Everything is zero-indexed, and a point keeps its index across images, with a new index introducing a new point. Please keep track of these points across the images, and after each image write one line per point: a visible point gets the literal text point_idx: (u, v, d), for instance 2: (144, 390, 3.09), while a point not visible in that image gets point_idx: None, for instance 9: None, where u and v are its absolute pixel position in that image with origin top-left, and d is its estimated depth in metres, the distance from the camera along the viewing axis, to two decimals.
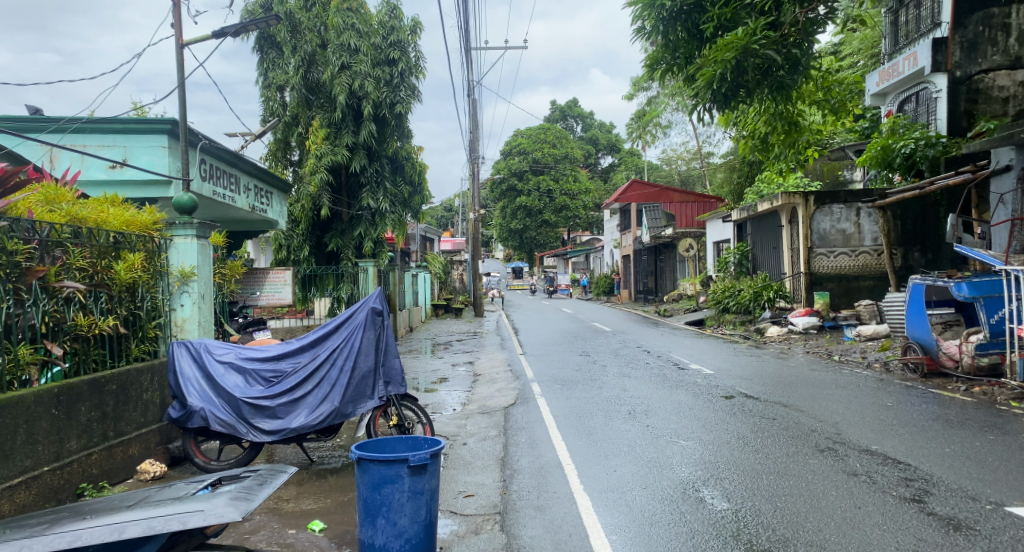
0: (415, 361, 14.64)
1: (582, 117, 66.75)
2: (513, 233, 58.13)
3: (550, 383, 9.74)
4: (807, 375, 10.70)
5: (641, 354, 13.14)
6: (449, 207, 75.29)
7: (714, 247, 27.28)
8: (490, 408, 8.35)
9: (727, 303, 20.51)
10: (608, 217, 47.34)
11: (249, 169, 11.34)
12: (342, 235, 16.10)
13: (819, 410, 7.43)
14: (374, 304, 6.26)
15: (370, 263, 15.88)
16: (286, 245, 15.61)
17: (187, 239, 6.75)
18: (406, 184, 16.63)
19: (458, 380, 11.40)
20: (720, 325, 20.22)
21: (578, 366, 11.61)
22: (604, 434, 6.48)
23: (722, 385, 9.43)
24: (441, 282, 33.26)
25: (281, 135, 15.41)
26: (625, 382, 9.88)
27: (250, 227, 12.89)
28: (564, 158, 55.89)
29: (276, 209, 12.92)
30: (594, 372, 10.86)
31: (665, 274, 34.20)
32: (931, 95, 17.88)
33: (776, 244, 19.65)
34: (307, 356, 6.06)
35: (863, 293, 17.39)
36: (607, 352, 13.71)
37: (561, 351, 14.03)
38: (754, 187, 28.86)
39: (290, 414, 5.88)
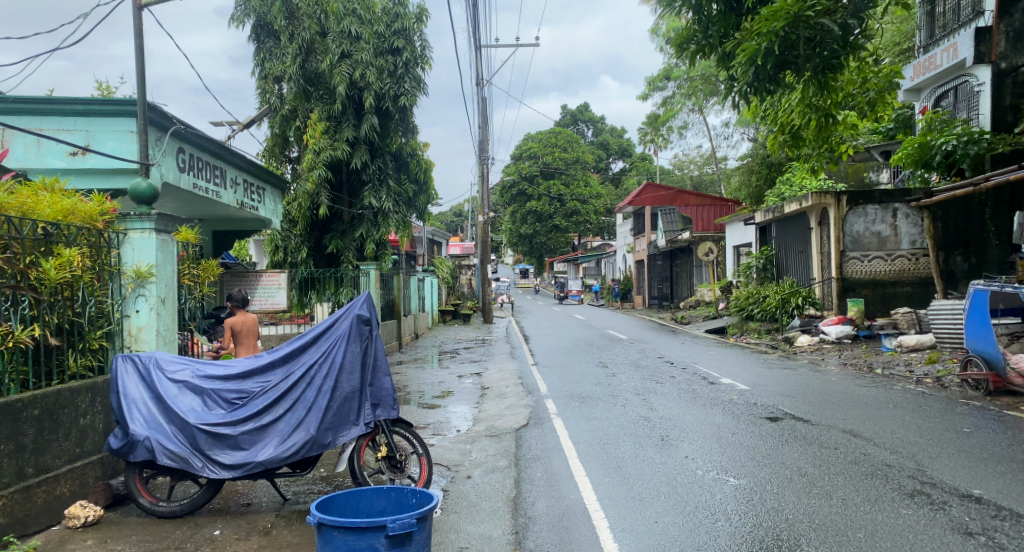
0: (419, 372, 13.60)
1: (593, 122, 65.88)
2: (523, 238, 57.08)
3: (567, 400, 8.66)
4: (853, 392, 9.57)
5: (665, 366, 12.04)
6: (459, 213, 74.49)
7: (734, 251, 26.11)
8: (499, 431, 7.29)
9: (751, 310, 19.37)
10: (621, 221, 46.23)
11: (238, 164, 10.38)
12: (342, 236, 15.11)
13: (886, 436, 6.31)
14: (361, 311, 5.22)
15: (372, 266, 14.90)
16: (282, 246, 14.64)
17: (145, 234, 5.72)
18: (411, 183, 15.60)
19: (464, 395, 10.34)
20: (744, 333, 19.07)
21: (597, 379, 10.52)
22: (636, 469, 5.40)
23: (762, 403, 8.32)
24: (449, 287, 32.24)
25: (278, 129, 14.43)
26: (652, 399, 8.79)
27: (242, 226, 11.95)
28: (575, 161, 54.86)
29: (268, 206, 11.94)
30: (616, 387, 9.77)
31: (680, 279, 33.05)
32: (972, 89, 16.82)
33: (804, 248, 18.52)
34: (279, 374, 5.03)
35: (900, 300, 16.25)
36: (626, 363, 12.61)
37: (576, 362, 12.94)
38: (776, 189, 27.72)
39: (257, 445, 4.84)
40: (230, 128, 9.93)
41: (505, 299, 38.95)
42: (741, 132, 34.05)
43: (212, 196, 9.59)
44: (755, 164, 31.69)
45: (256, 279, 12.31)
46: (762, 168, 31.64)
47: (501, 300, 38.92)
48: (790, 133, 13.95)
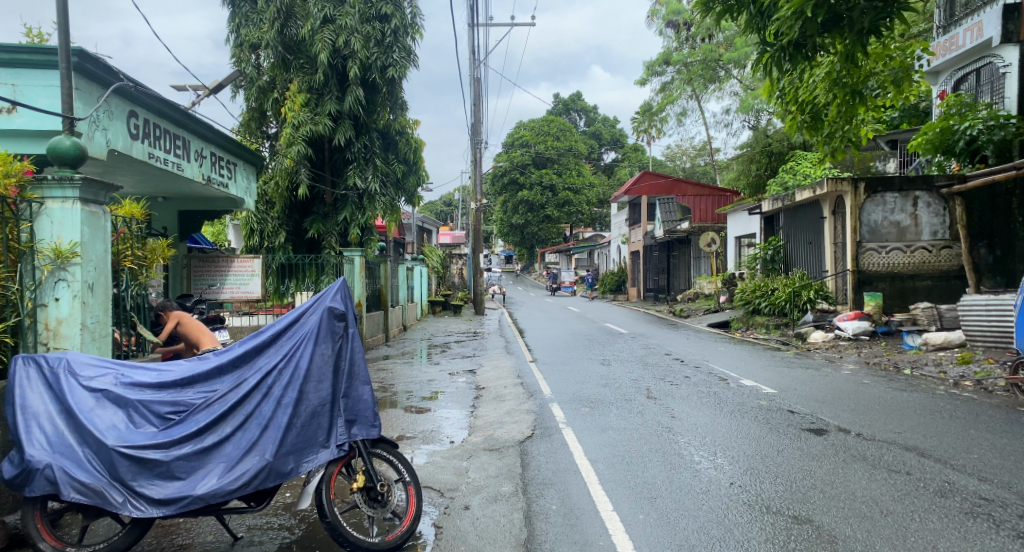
0: (408, 368, 12.55)
1: (585, 112, 64.81)
2: (515, 228, 55.95)
3: (575, 405, 7.63)
4: (891, 396, 8.59)
5: (675, 364, 11.04)
6: (448, 202, 73.39)
7: (736, 243, 25.17)
8: (500, 443, 6.24)
9: (758, 304, 18.37)
10: (615, 212, 45.19)
11: (205, 134, 9.21)
12: (324, 219, 14.01)
13: (963, 457, 5.32)
14: (333, 304, 4.14)
15: (356, 253, 13.83)
16: (259, 230, 13.53)
17: (64, 205, 4.60)
18: (399, 163, 14.52)
19: (457, 397, 9.27)
20: (750, 328, 18.08)
21: (605, 380, 9.49)
22: (676, 502, 4.38)
23: (796, 410, 7.33)
24: (440, 277, 31.11)
25: (255, 102, 13.26)
26: (670, 404, 7.78)
27: (211, 206, 10.80)
28: (568, 150, 53.75)
29: (241, 184, 10.82)
30: (627, 389, 8.75)
31: (678, 271, 32.07)
32: (998, 71, 15.92)
33: (814, 239, 17.59)
34: (227, 383, 3.94)
35: (919, 295, 15.26)
36: (633, 361, 11.59)
37: (578, 359, 11.92)
38: (778, 178, 26.80)
39: (196, 474, 3.75)
40: (194, 93, 8.66)
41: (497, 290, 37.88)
42: (741, 120, 33.04)
43: (173, 168, 8.38)
44: (755, 152, 30.72)
45: (226, 265, 11.29)
46: (763, 157, 30.66)
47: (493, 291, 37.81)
48: (810, 113, 12.95)
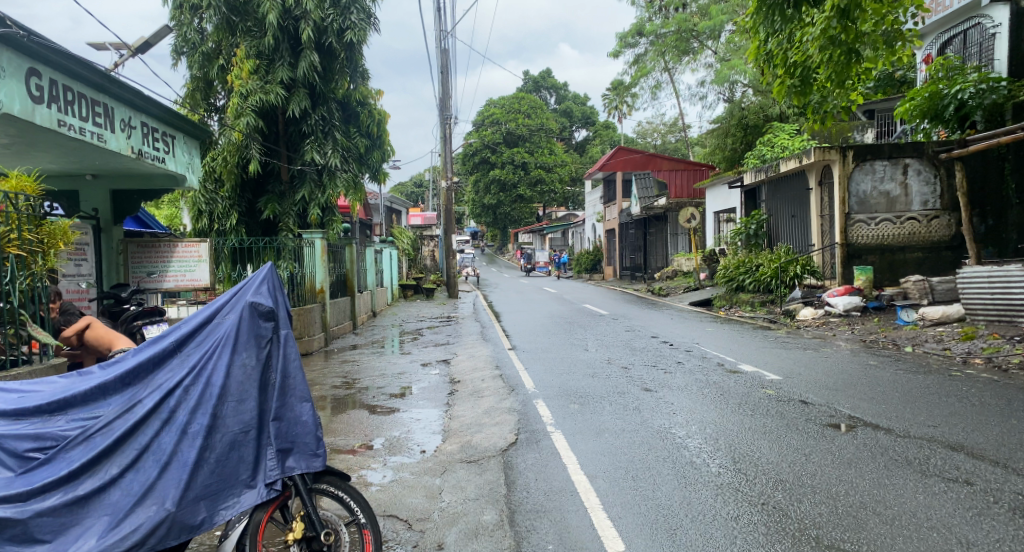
0: (376, 359, 11.58)
1: (555, 89, 63.72)
2: (487, 209, 54.88)
3: (562, 401, 6.77)
4: (904, 378, 7.88)
5: (665, 349, 10.25)
6: (419, 183, 71.98)
7: (715, 218, 24.56)
8: (480, 452, 5.37)
9: (742, 281, 17.57)
10: (589, 189, 44.42)
11: (132, 99, 8.03)
12: (281, 199, 13.01)
13: (1021, 458, 4.55)
14: (258, 300, 3.17)
15: (318, 235, 13.00)
16: (207, 211, 12.50)
17: None
18: (362, 136, 13.63)
19: (429, 393, 8.35)
20: (734, 306, 17.33)
21: (592, 370, 8.63)
22: (702, 535, 3.56)
23: (810, 400, 6.55)
24: (411, 259, 30.12)
25: (199, 70, 12.09)
26: (667, 396, 6.97)
27: (147, 184, 9.79)
28: (539, 128, 52.73)
29: (180, 158, 9.74)
30: (618, 381, 7.91)
31: (654, 249, 31.39)
32: (986, 32, 15.29)
33: (799, 212, 16.98)
34: (113, 407, 2.99)
35: (909, 267, 14.46)
36: (620, 347, 10.78)
37: (560, 346, 11.08)
38: (755, 151, 26.16)
39: (69, 533, 2.80)
40: (116, 52, 7.55)
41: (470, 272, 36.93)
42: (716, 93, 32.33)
43: (92, 139, 7.24)
44: (730, 125, 29.99)
45: (169, 250, 10.44)
46: (738, 130, 29.93)
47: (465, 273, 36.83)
48: (799, 77, 12.20)
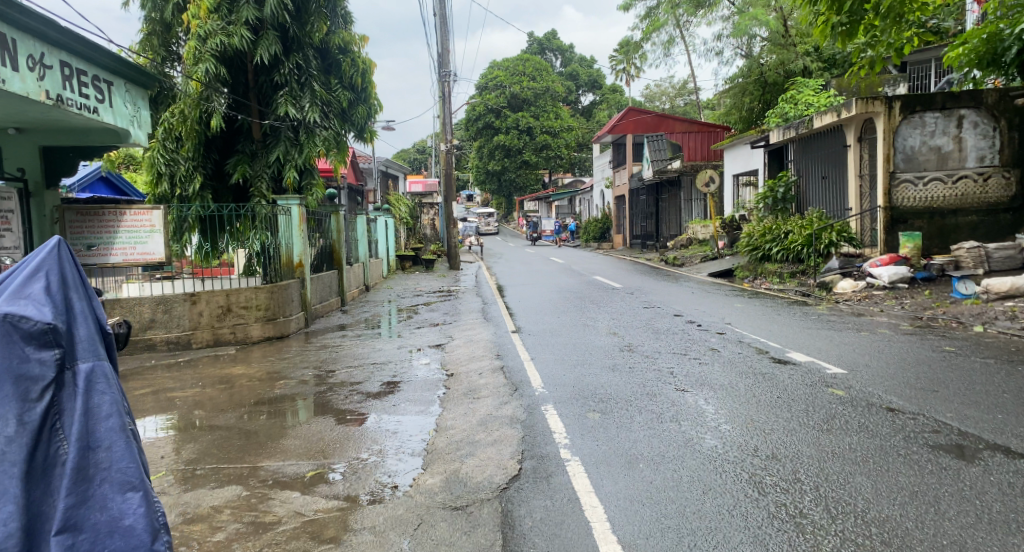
0: (361, 343, 10.20)
1: (561, 51, 61.50)
2: (491, 176, 53.16)
3: (578, 408, 5.33)
4: (996, 366, 6.42)
5: (695, 333, 8.80)
6: (423, 150, 70.23)
7: (734, 181, 22.96)
8: (470, 495, 3.94)
9: (768, 249, 15.94)
10: (597, 154, 42.65)
11: (43, 33, 6.88)
12: (253, 161, 12.09)
13: None
14: (18, 328, 2.31)
15: (295, 202, 11.80)
16: (168, 173, 11.59)
17: None
18: (344, 89, 12.51)
19: (415, 391, 6.90)
20: (759, 278, 15.74)
21: (610, 361, 7.20)
22: None
23: (895, 405, 5.09)
24: (410, 228, 28.63)
25: (157, 11, 10.92)
26: (709, 400, 5.53)
27: (85, 139, 8.85)
28: (544, 92, 50.76)
29: (120, 108, 8.61)
30: (642, 376, 6.44)
31: (667, 216, 29.84)
32: None
33: (827, 172, 15.54)
34: None
35: (963, 234, 12.79)
36: (639, 330, 9.34)
37: (571, 331, 9.63)
38: (777, 109, 24.44)
39: None
40: None
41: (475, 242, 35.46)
42: (732, 48, 30.43)
43: None
44: (749, 83, 28.33)
45: (115, 219, 9.47)
46: (756, 88, 28.25)
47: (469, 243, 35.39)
48: (849, 15, 10.61)
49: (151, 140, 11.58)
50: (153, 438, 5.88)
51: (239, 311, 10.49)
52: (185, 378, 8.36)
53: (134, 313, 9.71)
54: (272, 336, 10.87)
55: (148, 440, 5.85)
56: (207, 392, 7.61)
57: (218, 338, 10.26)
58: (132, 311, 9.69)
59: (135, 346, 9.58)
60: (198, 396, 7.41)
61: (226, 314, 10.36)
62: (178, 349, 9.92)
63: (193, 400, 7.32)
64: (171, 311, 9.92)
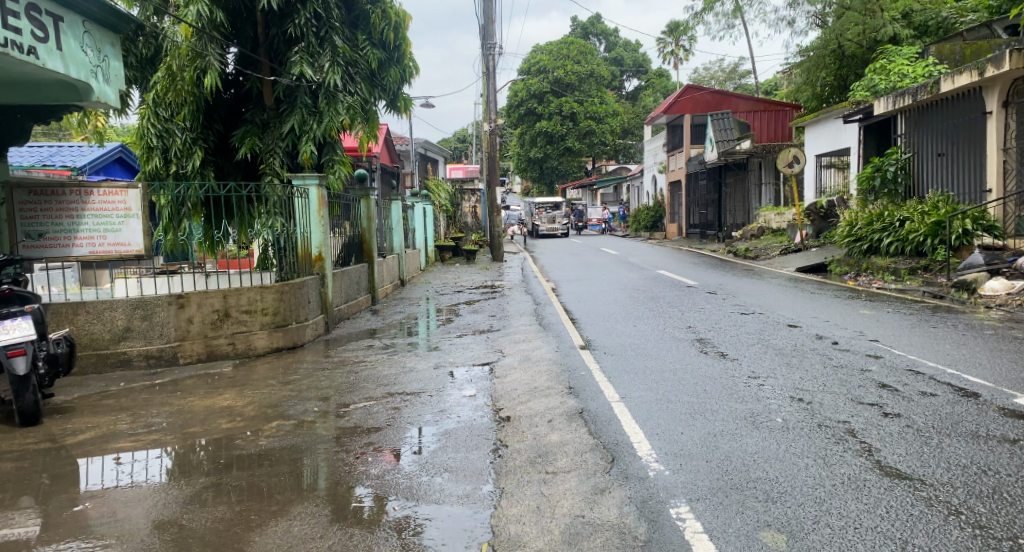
0: (390, 359, 8.09)
1: (605, 36, 58.69)
2: (533, 164, 50.78)
3: (744, 522, 3.15)
4: None
5: (839, 358, 6.42)
6: (462, 139, 68.45)
7: (817, 162, 20.28)
8: None
9: (876, 239, 13.32)
10: (649, 138, 39.96)
11: None
12: (263, 131, 10.06)
13: None
14: None
15: (313, 181, 9.75)
16: (162, 147, 9.61)
17: None
18: (373, 46, 10.47)
19: (458, 452, 4.68)
20: (864, 274, 13.16)
21: (743, 408, 4.90)
22: None
23: None
24: (448, 218, 26.52)
25: None
26: (968, 502, 3.21)
27: (36, 94, 7.11)
28: (589, 76, 48.17)
29: (73, 51, 6.72)
30: (811, 445, 4.12)
31: (731, 203, 27.16)
32: None
33: (949, 147, 12.88)
34: None
35: None
36: (756, 351, 6.98)
37: (660, 350, 7.30)
38: (864, 81, 21.65)
39: None
40: None
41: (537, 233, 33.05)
42: (805, 19, 27.53)
43: None
44: (824, 56, 25.50)
45: (79, 202, 7.53)
46: (833, 61, 25.49)
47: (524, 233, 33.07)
48: None
49: (142, 109, 9.67)
50: (63, 528, 3.81)
51: (239, 316, 8.41)
52: (156, 408, 6.31)
53: (105, 320, 7.59)
54: (282, 346, 8.80)
55: (55, 532, 3.78)
56: (178, 433, 5.56)
57: (212, 351, 8.19)
58: (102, 318, 7.58)
59: (104, 363, 7.59)
60: (166, 440, 5.36)
61: (223, 320, 8.29)
62: (159, 366, 7.84)
63: (159, 445, 5.29)
64: (152, 318, 7.82)
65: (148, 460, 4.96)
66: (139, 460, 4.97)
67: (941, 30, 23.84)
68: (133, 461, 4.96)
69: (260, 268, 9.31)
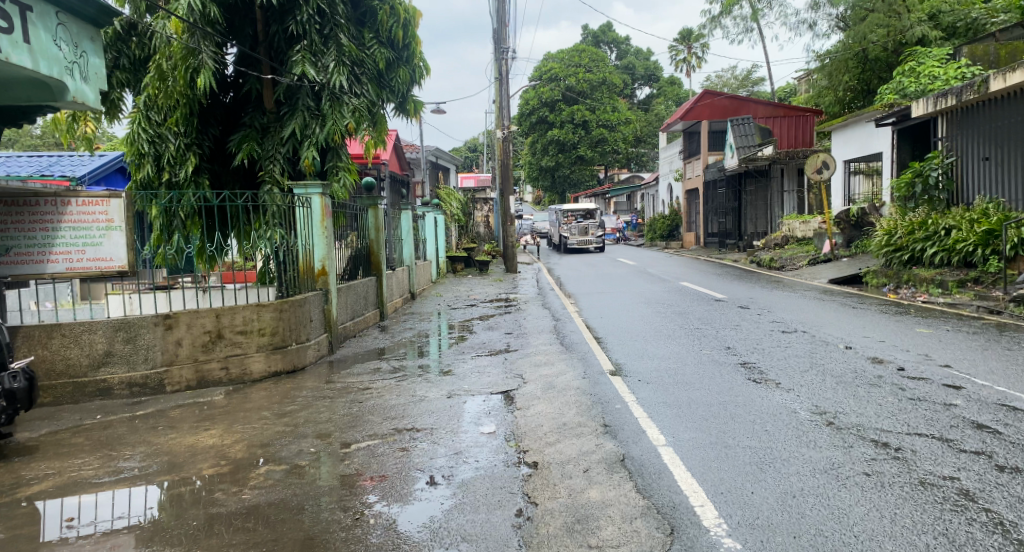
0: (398, 386, 7.31)
1: (617, 43, 58.02)
2: (544, 172, 50.05)
3: None
4: None
5: (915, 388, 5.58)
6: (472, 148, 67.91)
7: (845, 168, 19.42)
8: None
9: (919, 249, 12.44)
10: (664, 145, 39.17)
11: None
12: (263, 136, 9.33)
13: None
14: None
15: (316, 189, 9.01)
16: (153, 153, 8.91)
17: None
18: (381, 44, 9.76)
19: (477, 512, 3.88)
20: (906, 286, 12.28)
21: (823, 458, 4.09)
22: None
23: None
24: (460, 227, 25.79)
25: None
26: None
27: (7, 91, 6.44)
28: (601, 83, 47.50)
29: (45, 45, 6.03)
30: (924, 515, 3.32)
31: (752, 211, 26.27)
32: None
33: (998, 150, 12.01)
34: None
35: None
36: (814, 378, 6.14)
37: (702, 377, 6.47)
38: (892, 83, 20.78)
39: None
40: None
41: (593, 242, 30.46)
42: (826, 21, 26.71)
43: None
44: (846, 59, 24.65)
45: (56, 214, 6.84)
46: (856, 65, 24.65)
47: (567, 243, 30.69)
48: None
49: (133, 113, 8.99)
50: None
51: (234, 337, 7.65)
52: (132, 447, 5.53)
53: (83, 344, 6.87)
54: (281, 370, 8.04)
55: None
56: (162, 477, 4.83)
57: (203, 377, 7.44)
58: (80, 342, 6.87)
59: (82, 393, 6.88)
60: (146, 489, 4.60)
61: (216, 342, 7.53)
62: (144, 395, 7.11)
63: (133, 495, 4.55)
64: (137, 341, 7.09)
65: (117, 520, 4.16)
66: (120, 513, 4.26)
67: (970, 31, 22.93)
68: (115, 512, 4.28)
69: (260, 282, 8.60)
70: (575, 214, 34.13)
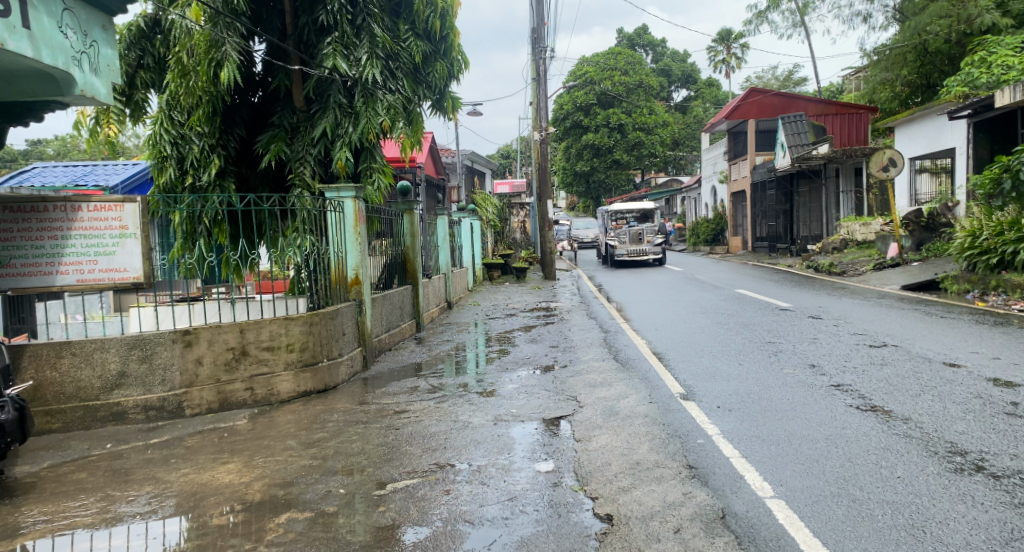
0: (438, 410, 6.52)
1: (652, 46, 56.86)
2: (579, 177, 49.02)
3: None
4: None
5: None
6: (505, 155, 67.22)
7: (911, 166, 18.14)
8: None
9: (1009, 251, 11.25)
10: (707, 147, 37.94)
11: None
12: (292, 136, 8.68)
13: None
14: None
15: (348, 193, 8.29)
16: (176, 156, 8.34)
17: None
18: (417, 35, 9.03)
19: None
20: (995, 293, 11.10)
21: (995, 523, 3.15)
22: None
23: None
24: (496, 233, 24.96)
25: None
26: None
27: (11, 84, 5.87)
28: (638, 86, 46.43)
29: (49, 32, 5.41)
30: None
31: (804, 214, 24.96)
32: None
33: None
34: None
35: None
36: (932, 405, 5.16)
37: (793, 403, 5.51)
38: (959, 75, 19.42)
39: None
40: None
41: (647, 251, 27.22)
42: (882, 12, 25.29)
43: None
44: (904, 51, 23.25)
45: (65, 220, 6.22)
46: (915, 57, 23.24)
47: (617, 253, 27.33)
48: None
49: (156, 113, 8.46)
50: None
51: (259, 354, 6.96)
52: (139, 485, 4.84)
53: (94, 364, 6.24)
54: (312, 390, 7.32)
55: None
56: (173, 524, 4.14)
57: (225, 399, 6.75)
58: (92, 361, 6.23)
59: (93, 417, 6.24)
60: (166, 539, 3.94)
61: (239, 360, 6.84)
62: (160, 420, 6.45)
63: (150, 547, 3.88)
64: (153, 360, 6.42)
65: None
66: None
67: None
68: None
69: (289, 291, 7.90)
70: (631, 215, 30.06)
